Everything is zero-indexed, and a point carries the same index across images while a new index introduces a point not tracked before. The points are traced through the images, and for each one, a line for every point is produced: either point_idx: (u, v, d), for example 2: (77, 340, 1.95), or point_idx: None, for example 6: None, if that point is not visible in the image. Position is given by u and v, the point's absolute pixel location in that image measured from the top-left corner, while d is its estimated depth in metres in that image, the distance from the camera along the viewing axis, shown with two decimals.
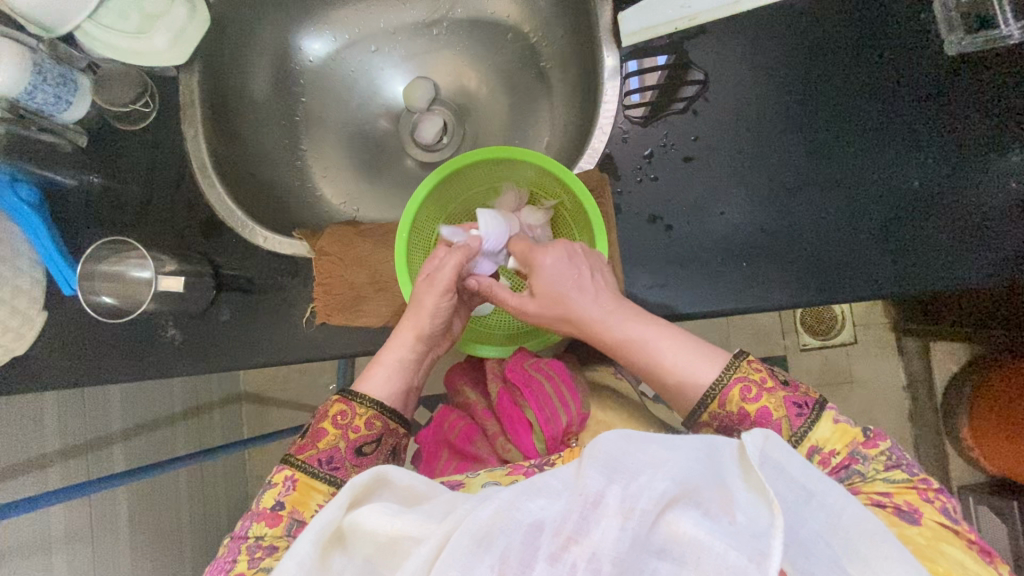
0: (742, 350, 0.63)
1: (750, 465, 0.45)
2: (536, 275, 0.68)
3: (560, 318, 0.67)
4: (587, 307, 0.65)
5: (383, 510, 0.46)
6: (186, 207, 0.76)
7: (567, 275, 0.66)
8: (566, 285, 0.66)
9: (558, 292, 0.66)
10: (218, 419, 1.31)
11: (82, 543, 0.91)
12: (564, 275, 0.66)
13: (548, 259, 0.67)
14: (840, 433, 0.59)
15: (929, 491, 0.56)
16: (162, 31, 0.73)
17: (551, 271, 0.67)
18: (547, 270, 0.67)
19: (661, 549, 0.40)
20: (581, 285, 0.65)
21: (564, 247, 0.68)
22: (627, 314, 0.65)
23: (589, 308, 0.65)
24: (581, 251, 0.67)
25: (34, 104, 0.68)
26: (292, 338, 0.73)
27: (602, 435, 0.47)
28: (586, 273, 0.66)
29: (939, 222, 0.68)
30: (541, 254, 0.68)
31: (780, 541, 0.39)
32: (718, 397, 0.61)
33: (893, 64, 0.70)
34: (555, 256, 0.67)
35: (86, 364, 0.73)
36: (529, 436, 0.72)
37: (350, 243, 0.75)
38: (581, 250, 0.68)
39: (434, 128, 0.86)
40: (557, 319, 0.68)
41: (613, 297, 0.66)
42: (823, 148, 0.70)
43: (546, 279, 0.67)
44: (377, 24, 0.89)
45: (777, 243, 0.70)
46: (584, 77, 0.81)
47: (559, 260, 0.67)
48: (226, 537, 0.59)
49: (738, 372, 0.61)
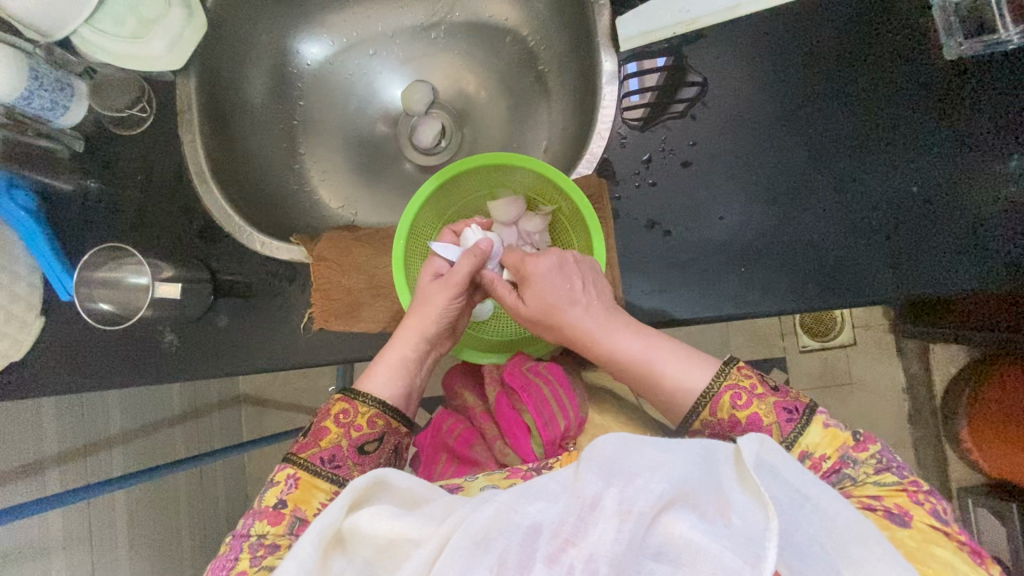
0: (732, 357, 0.62)
1: (746, 469, 0.44)
2: (528, 286, 0.68)
3: (552, 328, 0.68)
4: (581, 320, 0.66)
5: (384, 513, 0.46)
6: (184, 212, 0.76)
7: (559, 289, 0.66)
8: (557, 293, 0.66)
9: (548, 304, 0.67)
10: (217, 421, 1.31)
11: (82, 547, 0.91)
12: (557, 286, 0.67)
13: (542, 269, 0.68)
14: (830, 438, 0.59)
15: (919, 493, 0.56)
16: (161, 36, 0.72)
17: (545, 284, 0.67)
18: (541, 282, 0.67)
19: (658, 551, 0.40)
20: (573, 298, 0.66)
21: (557, 255, 0.68)
22: (618, 326, 0.65)
23: (582, 319, 0.66)
24: (572, 262, 0.67)
25: (30, 111, 0.68)
26: (289, 344, 0.73)
27: (600, 439, 0.47)
28: (578, 284, 0.66)
29: (938, 227, 0.68)
30: (533, 264, 0.68)
31: (776, 543, 0.39)
32: (708, 405, 0.60)
33: (891, 71, 0.70)
34: (549, 264, 0.67)
35: (85, 369, 0.73)
36: (526, 439, 0.71)
37: (347, 249, 0.75)
38: (574, 258, 0.68)
39: (432, 131, 0.87)
40: (550, 329, 0.69)
41: (605, 309, 0.66)
42: (819, 154, 0.70)
43: (539, 291, 0.67)
44: (374, 27, 0.88)
45: (775, 248, 0.69)
46: (582, 81, 0.80)
47: (552, 271, 0.67)
48: (228, 535, 0.59)
49: (729, 380, 0.60)
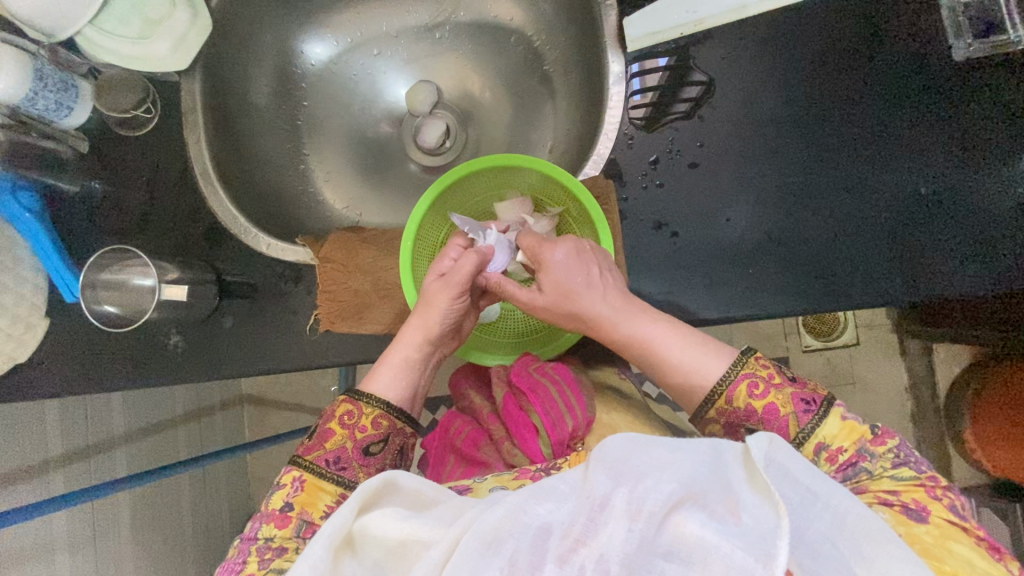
0: (750, 347, 0.62)
1: (755, 468, 0.44)
2: (543, 272, 0.67)
3: (567, 313, 0.67)
4: (596, 306, 0.65)
5: (394, 514, 0.47)
6: (189, 213, 0.76)
7: (576, 274, 0.65)
8: (574, 280, 0.65)
9: (566, 285, 0.66)
10: (219, 422, 1.30)
11: (85, 548, 0.91)
12: (572, 271, 0.65)
13: (557, 257, 0.67)
14: (847, 430, 0.58)
15: (938, 489, 0.55)
16: (163, 36, 0.72)
17: (559, 270, 0.66)
18: (556, 268, 0.66)
19: (668, 551, 0.40)
20: (590, 283, 0.65)
21: (572, 243, 0.67)
22: (636, 311, 0.64)
23: (599, 306, 0.65)
24: (589, 249, 0.66)
25: (34, 111, 0.68)
26: (296, 345, 0.73)
27: (609, 438, 0.47)
28: (594, 272, 0.65)
29: (945, 228, 0.67)
30: (548, 251, 0.67)
31: (787, 542, 0.39)
32: (725, 393, 0.60)
33: (900, 72, 0.70)
34: (564, 252, 0.67)
35: (90, 371, 0.72)
36: (534, 440, 0.70)
37: (354, 251, 0.75)
38: (590, 247, 0.67)
39: (435, 132, 0.85)
40: (565, 315, 0.67)
41: (622, 295, 0.65)
42: (827, 154, 0.70)
43: (553, 275, 0.66)
44: (379, 28, 0.88)
45: (782, 250, 0.69)
46: (588, 82, 0.80)
47: (568, 257, 0.66)
48: (236, 538, 0.59)
49: (746, 368, 0.61)
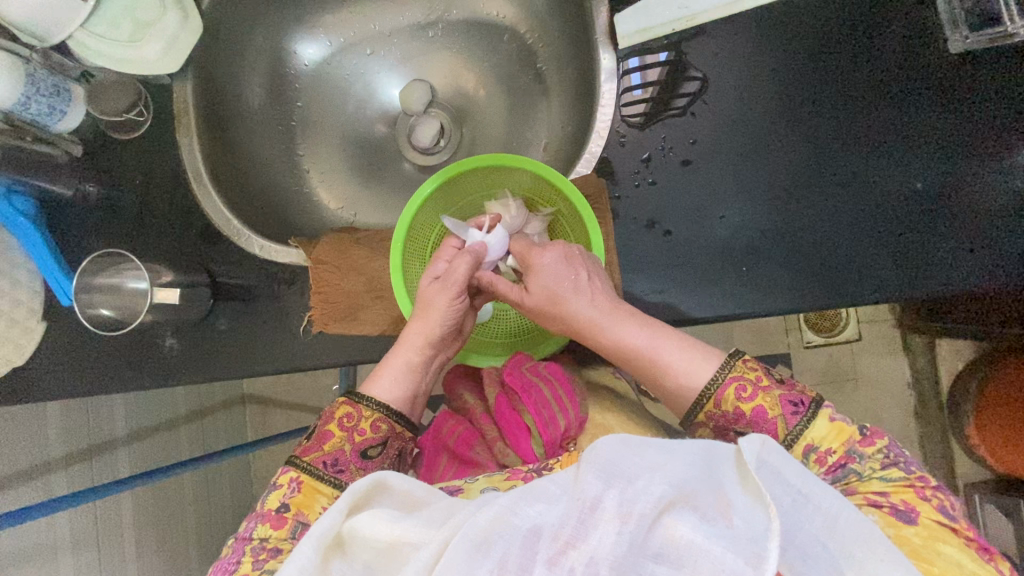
0: (738, 350, 0.61)
1: (747, 471, 0.44)
2: (533, 275, 0.68)
3: (557, 319, 0.67)
4: (583, 311, 0.65)
5: (384, 516, 0.46)
6: (184, 215, 0.76)
7: (564, 278, 0.66)
8: (562, 285, 0.66)
9: (555, 292, 0.66)
10: (221, 422, 1.31)
11: (88, 548, 0.91)
12: (561, 277, 0.66)
13: (546, 261, 0.67)
14: (836, 432, 0.57)
15: (927, 489, 0.54)
16: (154, 39, 0.71)
17: (548, 273, 0.67)
18: (545, 273, 0.67)
19: (659, 552, 0.40)
20: (578, 288, 0.65)
21: (562, 250, 0.68)
22: (622, 317, 0.64)
23: (587, 310, 0.65)
24: (578, 256, 0.67)
25: (27, 115, 0.68)
26: (289, 347, 0.73)
27: (598, 441, 0.46)
28: (582, 276, 0.65)
29: (939, 223, 0.67)
30: (538, 255, 0.68)
31: (777, 545, 0.38)
32: (713, 396, 0.60)
33: (894, 65, 0.69)
34: (552, 257, 0.67)
35: (84, 374, 0.73)
36: (527, 441, 0.70)
37: (345, 250, 0.75)
38: (579, 253, 0.67)
39: (429, 131, 0.85)
40: (554, 320, 0.68)
41: (609, 297, 0.65)
42: (823, 149, 0.69)
43: (541, 283, 0.67)
44: (371, 27, 0.88)
45: (776, 247, 0.69)
46: (579, 79, 0.80)
47: (557, 262, 0.67)
48: (231, 537, 0.59)
49: (733, 372, 0.60)
